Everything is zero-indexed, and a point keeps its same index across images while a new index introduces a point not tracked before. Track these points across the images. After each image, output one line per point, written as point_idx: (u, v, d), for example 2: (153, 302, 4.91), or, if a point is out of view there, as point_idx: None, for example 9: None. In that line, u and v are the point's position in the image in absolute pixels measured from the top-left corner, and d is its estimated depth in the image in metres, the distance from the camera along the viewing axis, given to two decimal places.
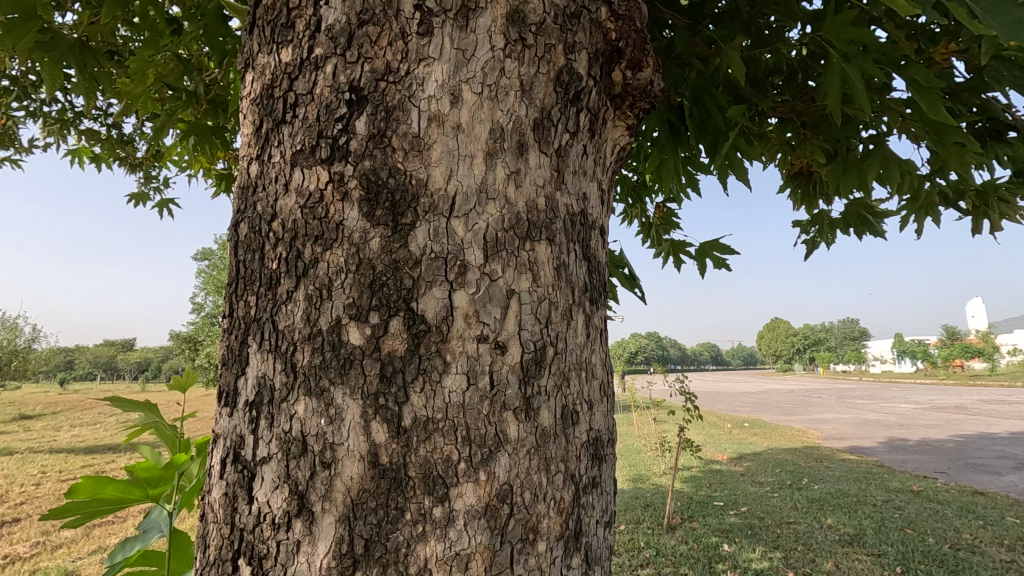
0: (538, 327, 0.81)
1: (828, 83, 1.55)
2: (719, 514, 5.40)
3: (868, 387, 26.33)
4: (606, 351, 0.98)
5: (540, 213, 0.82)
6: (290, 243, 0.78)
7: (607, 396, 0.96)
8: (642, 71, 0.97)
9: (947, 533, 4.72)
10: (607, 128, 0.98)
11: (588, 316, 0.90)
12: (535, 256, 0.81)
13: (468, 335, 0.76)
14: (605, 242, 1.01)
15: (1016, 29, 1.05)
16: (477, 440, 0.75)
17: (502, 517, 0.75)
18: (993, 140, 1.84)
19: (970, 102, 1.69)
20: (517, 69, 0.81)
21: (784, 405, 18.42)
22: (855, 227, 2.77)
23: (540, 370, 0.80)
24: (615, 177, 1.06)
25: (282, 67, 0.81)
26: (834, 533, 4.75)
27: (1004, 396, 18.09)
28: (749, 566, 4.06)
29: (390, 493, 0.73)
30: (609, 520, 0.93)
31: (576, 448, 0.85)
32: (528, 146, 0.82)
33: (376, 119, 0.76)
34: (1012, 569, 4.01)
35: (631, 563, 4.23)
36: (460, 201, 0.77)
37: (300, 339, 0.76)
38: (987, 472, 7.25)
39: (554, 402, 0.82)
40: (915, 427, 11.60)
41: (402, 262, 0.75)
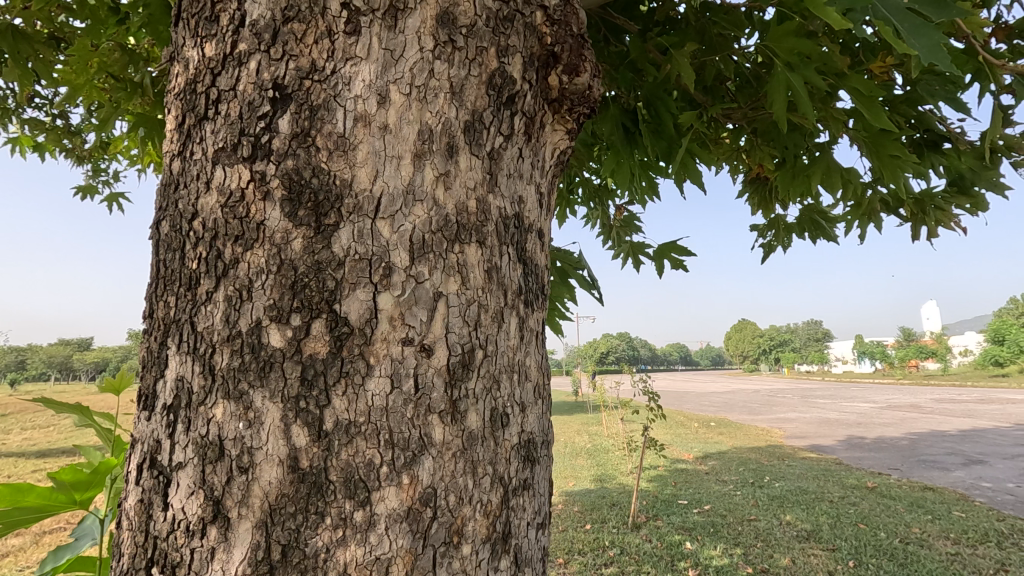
0: (466, 329, 0.80)
1: (775, 91, 1.59)
2: (682, 512, 5.49)
3: (830, 387, 27.12)
4: (542, 353, 0.98)
5: (470, 215, 0.82)
6: (209, 242, 0.76)
7: (542, 398, 0.96)
8: (579, 76, 0.98)
9: (897, 528, 4.90)
10: (545, 132, 0.99)
11: (521, 318, 0.90)
12: (463, 259, 0.81)
13: (393, 337, 0.75)
14: (544, 245, 1.01)
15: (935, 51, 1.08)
16: (401, 443, 0.75)
17: (425, 520, 0.75)
18: (930, 151, 1.92)
19: (908, 114, 1.77)
20: (447, 71, 0.81)
21: (750, 404, 18.81)
22: (809, 232, 2.85)
23: (468, 373, 0.80)
24: (556, 180, 1.07)
25: (205, 61, 0.79)
26: (791, 529, 4.89)
27: (956, 395, 18.75)
28: (710, 563, 4.15)
29: (309, 497, 0.72)
30: (543, 521, 0.94)
31: (505, 450, 0.85)
32: (458, 149, 0.81)
33: (299, 118, 0.75)
34: (957, 561, 4.18)
35: (595, 563, 4.27)
36: (386, 202, 0.76)
37: (219, 340, 0.74)
38: (937, 468, 7.55)
39: (482, 405, 0.82)
40: (873, 426, 11.97)
41: (325, 263, 0.74)
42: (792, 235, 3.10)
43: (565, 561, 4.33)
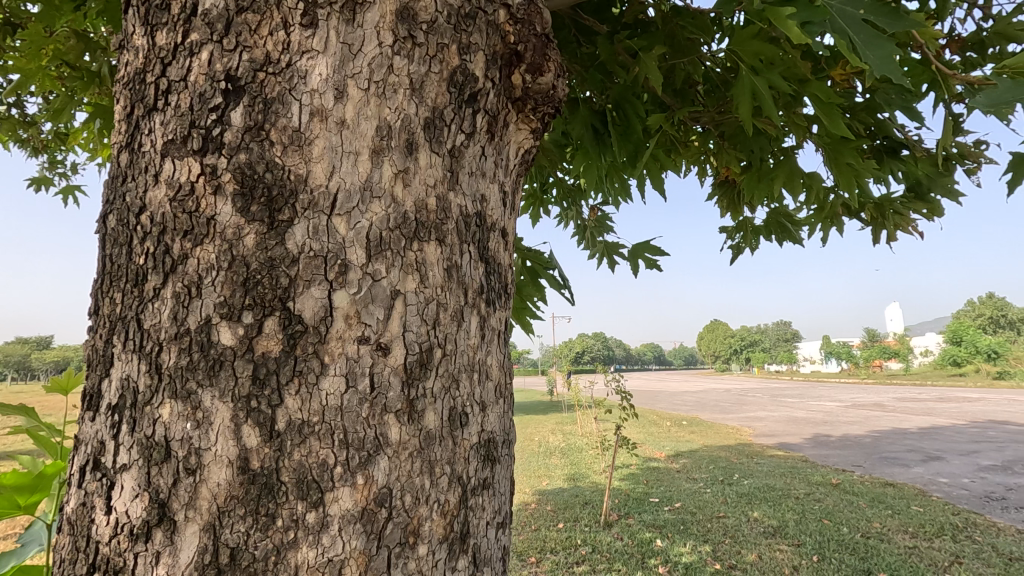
0: (424, 328, 0.80)
1: (739, 95, 1.62)
2: (653, 510, 5.55)
3: (798, 386, 27.81)
4: (505, 352, 0.98)
5: (430, 213, 0.82)
6: (158, 237, 0.73)
7: (504, 398, 0.96)
8: (543, 76, 0.98)
9: (859, 523, 5.05)
10: (509, 131, 0.99)
11: (483, 317, 0.90)
12: (422, 257, 0.80)
13: (348, 336, 0.74)
14: (508, 245, 1.01)
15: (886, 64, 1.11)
16: (356, 443, 0.74)
17: (380, 521, 0.74)
18: (888, 157, 1.98)
19: (867, 121, 1.83)
20: (406, 67, 0.80)
21: (721, 403, 19.17)
22: (776, 234, 2.91)
23: (425, 372, 0.80)
24: (520, 179, 1.06)
25: (155, 50, 0.77)
26: (758, 525, 4.99)
27: (917, 394, 19.40)
28: (679, 560, 4.21)
29: (260, 498, 0.70)
30: (504, 520, 0.94)
31: (464, 450, 0.85)
32: (417, 145, 0.81)
33: (253, 111, 0.73)
34: (915, 554, 4.33)
35: (567, 561, 4.29)
36: (342, 199, 0.75)
37: (166, 338, 0.72)
38: (898, 465, 7.81)
39: (440, 404, 0.81)
40: (838, 424, 12.32)
41: (278, 259, 0.72)
42: (760, 237, 3.16)
43: (537, 560, 4.34)
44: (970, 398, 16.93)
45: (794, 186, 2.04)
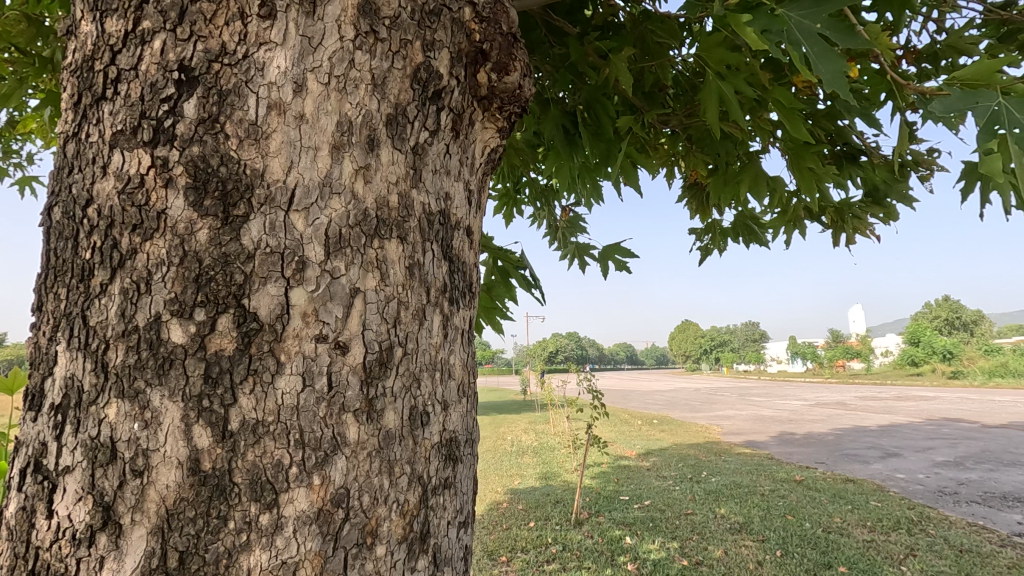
0: (385, 327, 0.79)
1: (705, 99, 1.64)
2: (623, 508, 5.62)
3: (765, 385, 28.50)
4: (468, 351, 0.98)
5: (392, 210, 0.81)
6: (105, 231, 0.71)
7: (467, 397, 0.96)
8: (509, 75, 0.97)
9: (821, 518, 5.20)
10: (474, 129, 0.98)
11: (446, 316, 0.89)
12: (383, 255, 0.80)
13: (306, 334, 0.73)
14: (473, 243, 1.00)
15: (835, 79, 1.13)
16: (313, 443, 0.73)
17: (336, 522, 0.73)
18: (848, 163, 2.04)
19: (828, 128, 1.88)
20: (368, 62, 0.80)
21: (691, 401, 19.51)
22: (744, 237, 2.98)
23: (385, 371, 0.79)
24: (487, 178, 1.06)
25: (104, 37, 0.74)
26: (725, 522, 5.09)
27: (877, 393, 20.08)
28: (648, 557, 4.27)
29: (211, 501, 0.68)
30: (465, 520, 0.94)
31: (425, 450, 0.84)
32: (379, 142, 0.80)
33: (207, 103, 0.71)
34: (873, 548, 4.48)
35: (537, 560, 4.32)
36: (300, 194, 0.74)
37: (113, 335, 0.70)
38: (858, 461, 8.08)
39: (400, 403, 0.81)
40: (802, 422, 12.67)
41: (232, 256, 0.71)
42: (728, 239, 3.23)
43: (507, 559, 4.36)
44: (926, 396, 17.64)
45: (759, 190, 2.09)
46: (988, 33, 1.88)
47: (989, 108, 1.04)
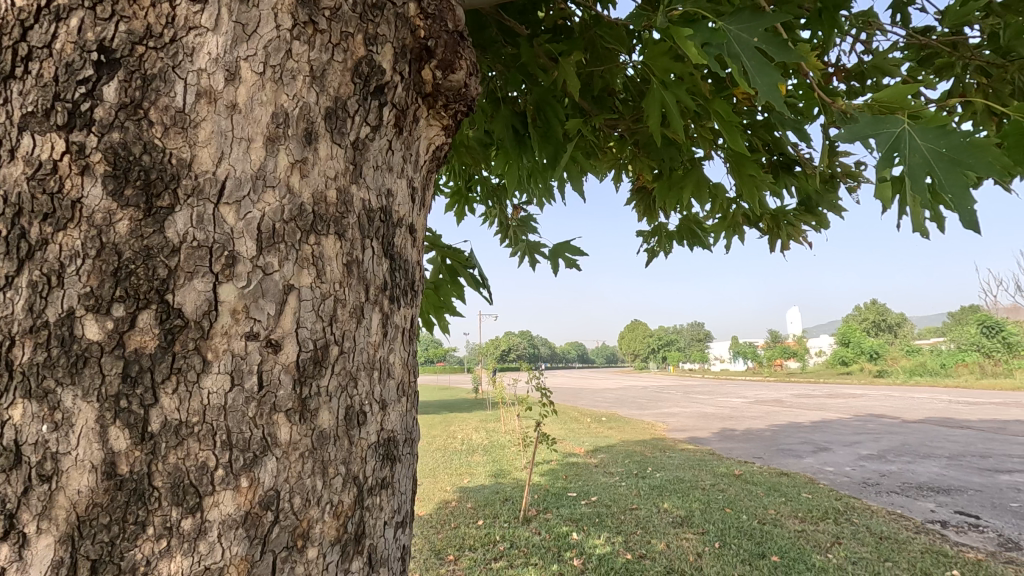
0: (320, 324, 0.78)
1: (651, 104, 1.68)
2: (571, 504, 5.71)
3: (709, 383, 29.58)
4: (408, 350, 0.97)
5: (329, 206, 0.80)
6: (10, 219, 0.63)
7: (407, 396, 0.95)
8: (454, 73, 0.98)
9: (756, 510, 5.45)
10: (419, 126, 0.97)
11: (385, 314, 0.88)
12: (320, 251, 0.78)
13: (235, 332, 0.71)
14: (416, 241, 0.99)
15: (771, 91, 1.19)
16: (241, 444, 0.71)
17: (264, 524, 0.71)
18: (784, 173, 2.14)
19: (765, 138, 1.97)
20: (307, 53, 0.78)
21: (638, 399, 20.05)
22: (688, 240, 3.08)
23: (320, 370, 0.78)
24: (431, 176, 1.06)
25: (13, 9, 0.66)
26: (668, 516, 5.25)
27: (810, 391, 21.20)
28: (593, 552, 4.35)
29: (128, 506, 0.65)
30: (403, 520, 0.93)
31: (361, 450, 0.83)
32: (317, 136, 0.79)
33: (129, 87, 0.68)
34: (803, 537, 4.73)
35: (484, 558, 4.33)
36: (231, 186, 0.72)
37: (20, 332, 0.63)
38: (792, 456, 8.51)
39: (336, 403, 0.80)
40: (742, 418, 13.23)
41: (155, 248, 0.67)
42: (673, 243, 3.33)
43: (455, 558, 4.34)
44: (854, 394, 18.75)
45: (701, 195, 2.16)
46: (910, 56, 2.02)
47: (892, 135, 1.09)
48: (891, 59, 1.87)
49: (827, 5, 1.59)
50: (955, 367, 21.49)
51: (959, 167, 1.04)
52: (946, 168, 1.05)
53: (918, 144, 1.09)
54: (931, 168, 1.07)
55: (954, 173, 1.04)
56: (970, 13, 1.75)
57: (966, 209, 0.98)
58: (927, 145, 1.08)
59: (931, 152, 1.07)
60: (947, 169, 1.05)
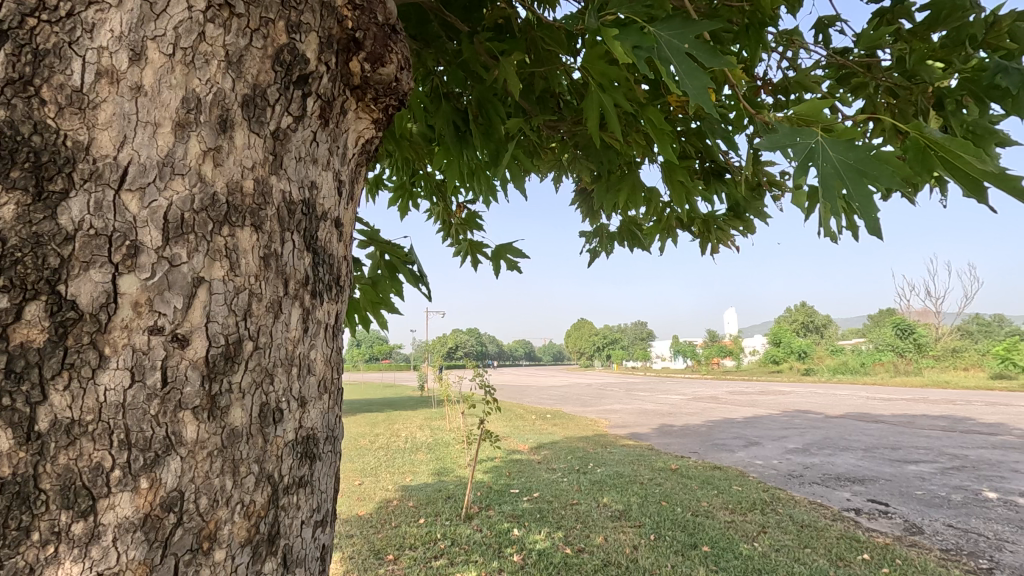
0: (233, 319, 0.75)
1: (590, 106, 1.71)
2: (513, 500, 5.76)
3: (650, 381, 30.51)
4: (331, 346, 0.95)
5: (246, 197, 0.77)
6: None
7: (329, 393, 0.93)
8: (384, 66, 0.95)
9: (690, 503, 5.68)
10: (347, 118, 0.95)
11: (306, 309, 0.86)
12: (234, 243, 0.76)
13: (137, 326, 0.67)
14: (342, 236, 0.97)
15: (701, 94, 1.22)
16: (141, 443, 0.67)
17: (166, 527, 0.68)
18: (715, 179, 2.23)
19: (697, 145, 2.05)
20: (222, 37, 0.76)
21: (581, 396, 20.43)
22: (628, 241, 3.16)
23: (232, 366, 0.75)
24: (360, 169, 1.04)
25: None
26: (606, 510, 5.39)
27: (744, 387, 22.23)
28: (533, 547, 4.42)
29: (10, 510, 0.60)
30: (323, 519, 0.92)
31: (276, 448, 0.81)
32: (232, 124, 0.76)
33: (17, 62, 0.63)
34: (732, 527, 4.97)
35: (425, 556, 4.30)
36: (134, 172, 0.68)
37: None
38: (724, 450, 8.92)
39: (249, 401, 0.77)
40: (680, 414, 13.74)
41: (46, 236, 0.63)
42: (614, 243, 3.41)
43: (395, 557, 4.30)
44: (783, 391, 19.80)
45: (637, 199, 2.24)
46: (830, 74, 2.15)
47: (807, 145, 1.14)
48: (812, 76, 1.99)
49: (754, 22, 1.67)
50: (873, 366, 23.13)
51: (865, 177, 1.08)
52: (853, 178, 1.09)
53: (831, 155, 1.14)
54: (840, 178, 1.10)
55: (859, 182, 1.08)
56: (881, 38, 1.88)
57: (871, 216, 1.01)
58: (838, 157, 1.12)
59: (841, 163, 1.12)
60: (854, 179, 1.09)
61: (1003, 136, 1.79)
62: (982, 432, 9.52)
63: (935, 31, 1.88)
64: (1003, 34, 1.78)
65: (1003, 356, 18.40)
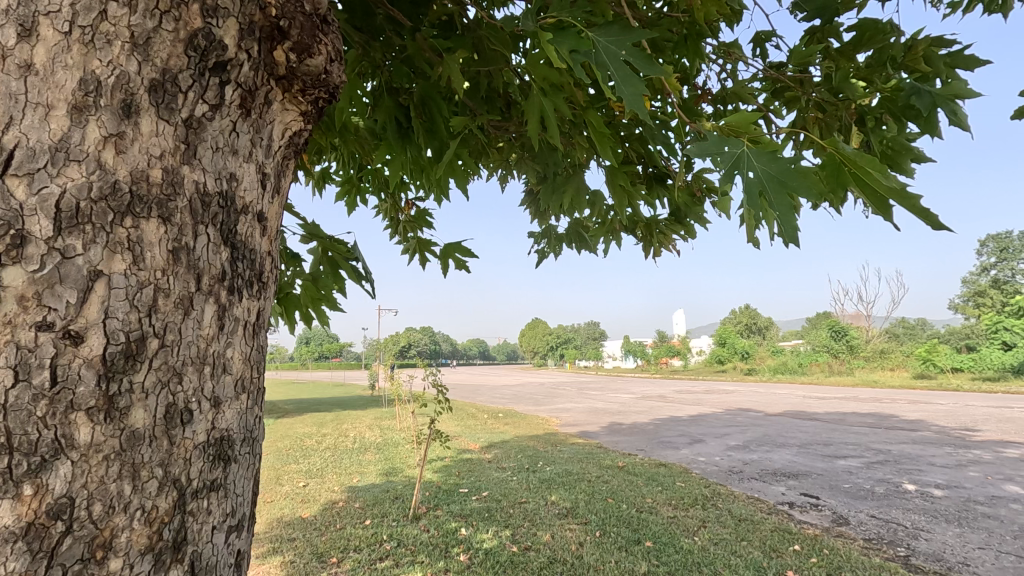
0: (136, 315, 0.71)
1: (533, 108, 1.72)
2: (462, 500, 5.73)
3: (602, 380, 31.01)
4: (253, 345, 0.91)
5: (153, 186, 0.74)
6: None
7: (248, 393, 0.89)
8: (312, 58, 0.93)
9: (636, 499, 5.81)
10: (272, 108, 0.91)
11: (222, 307, 0.82)
12: (139, 235, 0.72)
13: (23, 321, 0.63)
14: (267, 232, 0.93)
15: (636, 100, 1.25)
16: (25, 447, 0.63)
17: (53, 537, 0.64)
18: (657, 184, 2.29)
19: (639, 150, 2.10)
20: (126, 17, 0.73)
21: (534, 395, 20.49)
22: (576, 244, 3.19)
23: (135, 365, 0.71)
24: (289, 162, 1.00)
25: None
26: (554, 507, 5.45)
27: (691, 387, 22.85)
28: (480, 546, 4.41)
29: None
30: (239, 524, 0.88)
31: (185, 451, 0.77)
32: (138, 110, 0.73)
33: None
34: (674, 522, 5.11)
35: (369, 558, 4.22)
36: (21, 157, 0.65)
37: None
38: (670, 447, 9.18)
39: (153, 401, 0.73)
40: (629, 413, 14.03)
41: None
42: (563, 245, 3.45)
43: (337, 560, 4.20)
44: (728, 390, 20.49)
45: (580, 203, 2.28)
46: (765, 87, 2.25)
47: (733, 155, 1.16)
48: (748, 88, 2.07)
49: (691, 33, 1.72)
50: (809, 366, 24.33)
51: (786, 188, 1.11)
52: (776, 188, 1.12)
53: (756, 165, 1.16)
54: (764, 188, 1.13)
55: (780, 193, 1.11)
56: (812, 55, 1.97)
57: (789, 223, 1.05)
58: (763, 167, 1.15)
59: (766, 173, 1.14)
60: (776, 189, 1.12)
61: (918, 153, 1.92)
62: (904, 429, 10.19)
63: (861, 51, 1.98)
64: (919, 57, 1.92)
65: (924, 357, 19.72)
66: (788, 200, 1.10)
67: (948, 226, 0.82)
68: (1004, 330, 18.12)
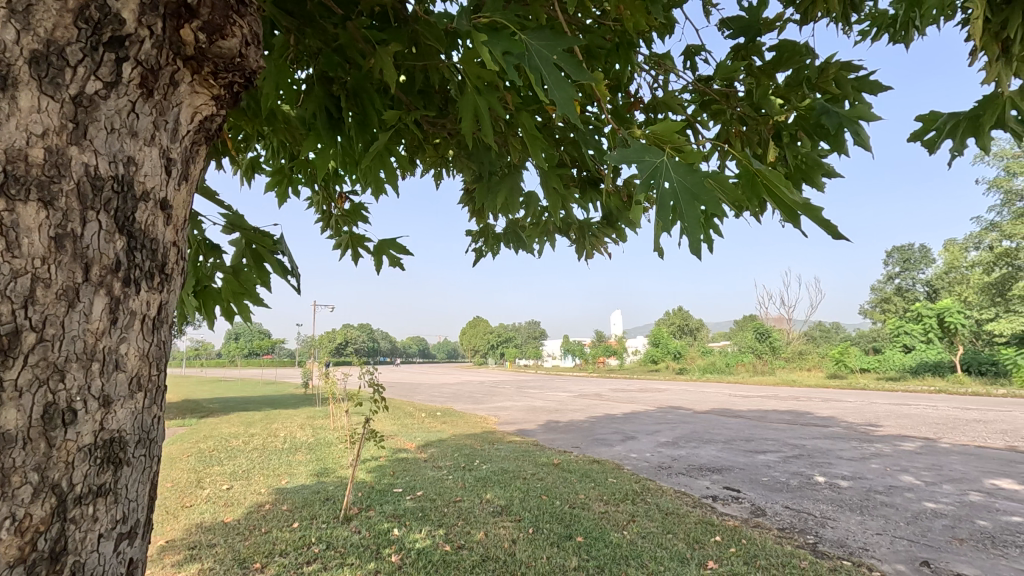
0: (9, 306, 0.66)
1: (466, 108, 1.71)
2: (395, 500, 5.64)
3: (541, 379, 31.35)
4: (154, 341, 0.85)
5: (34, 167, 0.69)
6: None
7: (145, 391, 0.84)
8: (224, 39, 0.88)
9: (569, 496, 5.92)
10: (180, 90, 0.86)
11: (116, 300, 0.77)
12: (14, 218, 0.67)
13: None
14: (173, 222, 0.88)
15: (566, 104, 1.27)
16: None
17: None
18: (590, 188, 2.34)
19: (573, 153, 2.13)
20: None
21: (472, 394, 20.40)
22: (512, 243, 3.22)
23: (7, 361, 0.66)
24: (201, 149, 0.94)
25: None
26: (488, 505, 5.47)
27: (626, 385, 23.47)
28: (412, 546, 4.35)
29: None
30: (131, 531, 0.82)
31: (66, 454, 0.72)
32: (17, 83, 0.69)
33: None
34: (605, 517, 5.25)
35: (296, 562, 4.07)
36: None
37: None
38: (603, 444, 9.41)
39: (28, 400, 0.68)
40: (567, 411, 14.25)
41: None
42: (500, 244, 3.46)
43: (261, 565, 4.02)
44: (660, 389, 21.20)
45: (514, 203, 2.29)
46: (694, 99, 2.34)
47: (651, 164, 1.20)
48: (677, 98, 2.15)
49: (623, 42, 1.77)
50: (736, 366, 25.62)
51: (698, 199, 1.15)
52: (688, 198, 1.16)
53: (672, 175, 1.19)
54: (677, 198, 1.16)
55: (691, 203, 1.15)
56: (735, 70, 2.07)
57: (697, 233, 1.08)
58: (678, 178, 1.18)
59: (681, 183, 1.18)
60: (687, 199, 1.16)
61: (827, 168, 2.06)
62: (817, 425, 10.93)
63: (780, 70, 2.11)
64: (830, 80, 2.05)
65: (836, 359, 21.27)
66: (698, 210, 1.14)
67: (844, 235, 0.89)
68: (904, 334, 19.86)
